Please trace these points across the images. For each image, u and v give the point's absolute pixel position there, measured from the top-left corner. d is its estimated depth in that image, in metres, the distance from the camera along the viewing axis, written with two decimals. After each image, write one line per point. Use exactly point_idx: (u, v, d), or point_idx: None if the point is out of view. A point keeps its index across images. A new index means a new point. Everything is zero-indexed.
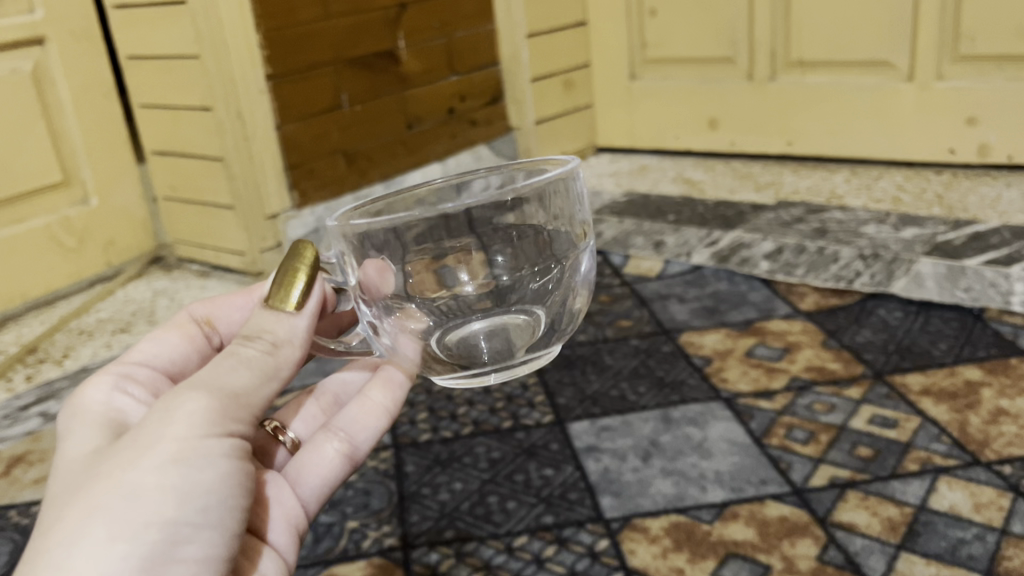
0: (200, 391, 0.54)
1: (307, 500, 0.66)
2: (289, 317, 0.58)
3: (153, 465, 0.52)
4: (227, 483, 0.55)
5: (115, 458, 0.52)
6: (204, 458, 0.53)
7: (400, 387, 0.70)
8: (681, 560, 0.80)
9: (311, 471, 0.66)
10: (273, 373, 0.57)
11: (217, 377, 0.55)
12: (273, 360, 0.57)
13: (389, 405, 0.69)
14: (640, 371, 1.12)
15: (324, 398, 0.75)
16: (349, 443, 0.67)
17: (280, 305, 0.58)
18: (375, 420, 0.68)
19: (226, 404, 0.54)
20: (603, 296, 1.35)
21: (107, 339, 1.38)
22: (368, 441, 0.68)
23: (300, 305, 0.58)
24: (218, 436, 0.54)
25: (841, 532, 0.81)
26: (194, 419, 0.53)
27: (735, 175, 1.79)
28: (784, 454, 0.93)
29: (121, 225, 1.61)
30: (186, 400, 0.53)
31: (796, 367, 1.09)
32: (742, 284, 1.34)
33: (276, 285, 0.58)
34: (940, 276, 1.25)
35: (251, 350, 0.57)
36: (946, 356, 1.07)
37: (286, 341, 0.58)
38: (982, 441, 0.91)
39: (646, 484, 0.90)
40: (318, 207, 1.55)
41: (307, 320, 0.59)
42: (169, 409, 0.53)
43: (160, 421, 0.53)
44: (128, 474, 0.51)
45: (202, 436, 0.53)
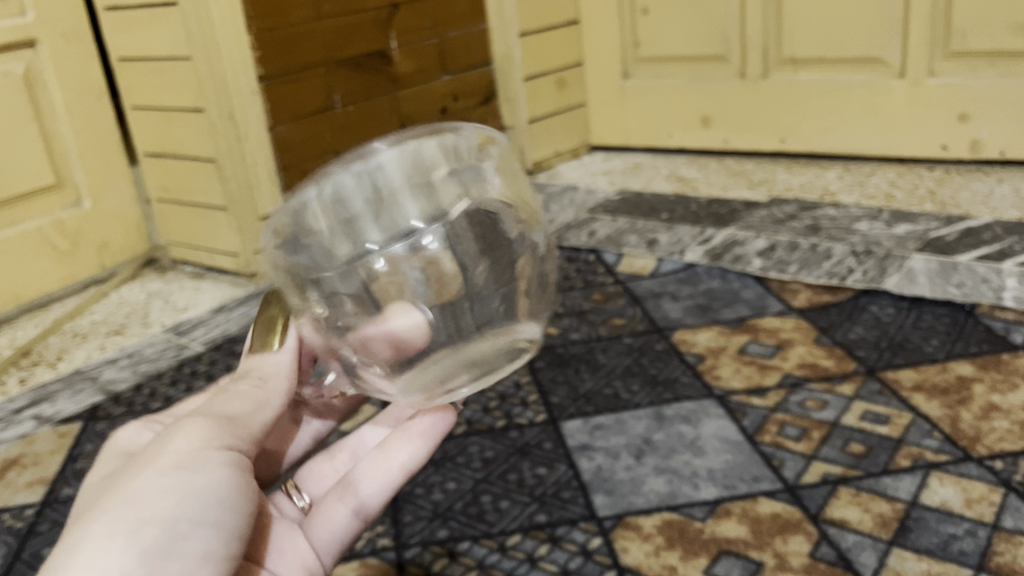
0: (200, 415, 0.56)
1: (318, 548, 0.64)
2: (273, 355, 0.61)
3: (152, 473, 0.52)
4: (231, 495, 0.54)
5: (121, 478, 0.53)
6: (204, 464, 0.53)
7: (423, 440, 0.65)
8: (674, 557, 0.80)
9: (322, 524, 0.64)
10: (264, 400, 0.59)
11: (215, 405, 0.57)
12: (268, 391, 0.59)
13: (406, 464, 0.65)
14: (633, 369, 1.12)
15: (340, 458, 0.73)
16: (358, 500, 0.64)
17: (264, 347, 0.61)
18: (387, 475, 0.64)
19: (224, 422, 0.56)
20: (597, 295, 1.35)
21: (100, 342, 1.38)
22: (383, 498, 0.64)
23: (281, 343, 0.61)
24: (217, 447, 0.54)
25: (833, 528, 0.82)
26: (192, 432, 0.54)
27: (728, 173, 1.79)
28: (776, 451, 0.93)
29: (114, 227, 1.61)
30: (185, 423, 0.55)
31: (789, 365, 1.09)
32: (735, 282, 1.34)
33: (261, 334, 0.62)
34: (932, 272, 1.25)
35: (244, 384, 0.59)
36: (938, 352, 1.08)
37: (274, 375, 0.60)
38: (974, 437, 0.91)
39: (639, 483, 0.91)
40: None
41: (289, 355, 0.61)
42: (171, 431, 0.55)
43: (161, 441, 0.55)
44: (130, 485, 0.51)
45: (202, 446, 0.54)
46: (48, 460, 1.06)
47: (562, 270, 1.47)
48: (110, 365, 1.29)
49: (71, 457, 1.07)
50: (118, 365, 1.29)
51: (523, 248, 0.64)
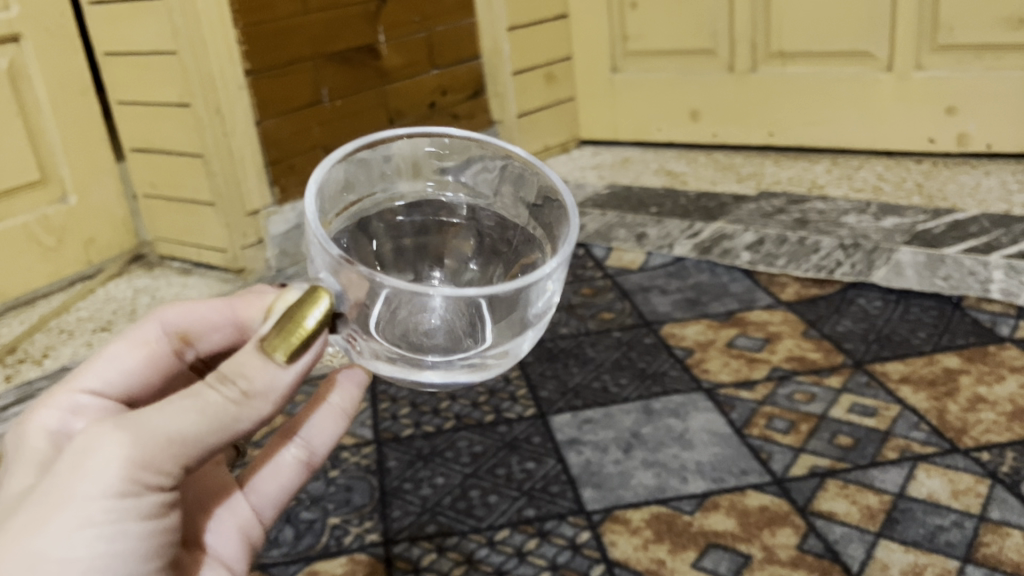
0: (123, 441, 0.46)
1: (261, 506, 0.63)
2: (275, 369, 0.48)
3: (54, 531, 0.45)
4: (142, 540, 0.49)
5: (20, 511, 0.46)
6: (113, 519, 0.47)
7: (356, 388, 0.64)
8: (662, 551, 0.80)
9: (266, 478, 0.63)
10: (231, 425, 0.48)
11: (149, 422, 0.47)
12: (241, 413, 0.48)
13: (344, 410, 0.63)
14: (622, 363, 1.12)
15: None
16: (302, 450, 0.63)
17: (270, 352, 0.48)
18: (330, 425, 0.63)
19: (150, 453, 0.46)
20: (586, 289, 1.35)
21: (87, 338, 1.37)
22: (326, 445, 0.63)
23: (290, 361, 0.48)
24: (133, 493, 0.47)
25: (821, 520, 0.82)
26: (108, 475, 0.46)
27: (716, 167, 1.79)
28: (765, 444, 0.93)
29: (101, 223, 1.60)
30: (102, 457, 0.46)
31: (777, 358, 1.09)
32: (724, 275, 1.34)
33: (276, 327, 0.48)
34: (919, 265, 1.25)
35: (213, 395, 0.48)
36: (925, 345, 1.08)
37: (260, 394, 0.48)
38: (960, 428, 0.92)
39: (627, 476, 0.91)
40: (300, 203, 1.55)
41: (293, 376, 0.49)
42: (83, 458, 0.46)
43: (71, 473, 0.46)
44: (26, 539, 0.45)
45: (115, 496, 0.46)
46: None
47: None
48: None
49: None
50: None
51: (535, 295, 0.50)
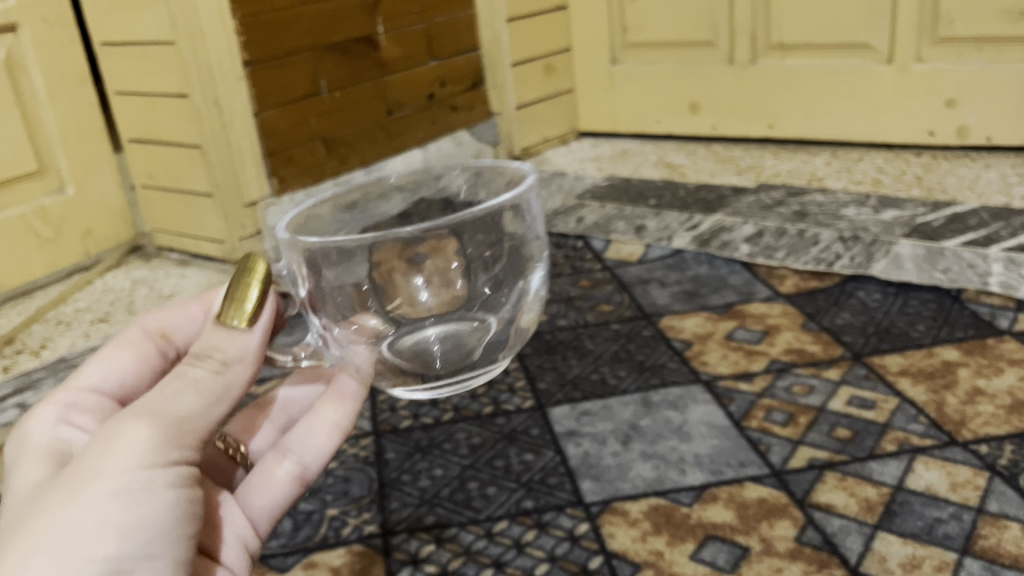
0: (146, 420, 0.51)
1: (257, 516, 0.65)
2: (240, 335, 0.54)
3: (88, 502, 0.49)
4: (166, 513, 0.53)
5: (54, 491, 0.50)
6: (141, 491, 0.50)
7: (352, 403, 0.68)
8: (660, 542, 0.80)
9: (262, 491, 0.65)
10: (225, 394, 0.54)
11: (161, 402, 0.52)
12: (225, 381, 0.54)
13: (339, 424, 0.68)
14: (620, 355, 1.12)
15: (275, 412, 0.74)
16: (297, 463, 0.67)
17: (229, 321, 0.54)
18: (324, 440, 0.67)
19: (168, 430, 0.51)
20: (584, 281, 1.34)
21: (85, 329, 1.37)
22: (318, 459, 0.67)
23: (251, 322, 0.53)
24: (158, 466, 0.51)
25: (819, 513, 0.82)
26: (134, 450, 0.50)
27: (716, 160, 1.78)
28: (763, 436, 0.93)
29: (99, 214, 1.59)
30: (131, 432, 0.50)
31: (776, 350, 1.09)
32: (722, 267, 1.33)
33: (227, 298, 0.54)
34: (918, 258, 1.25)
35: (200, 371, 0.53)
36: (924, 338, 1.08)
37: (237, 360, 0.54)
38: (959, 421, 0.92)
39: (625, 469, 0.91)
40: (298, 194, 1.55)
41: (259, 338, 0.54)
42: (113, 437, 0.51)
43: (98, 454, 0.50)
44: (64, 510, 0.49)
45: (141, 468, 0.50)
46: None
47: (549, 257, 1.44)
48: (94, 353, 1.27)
49: None
50: None
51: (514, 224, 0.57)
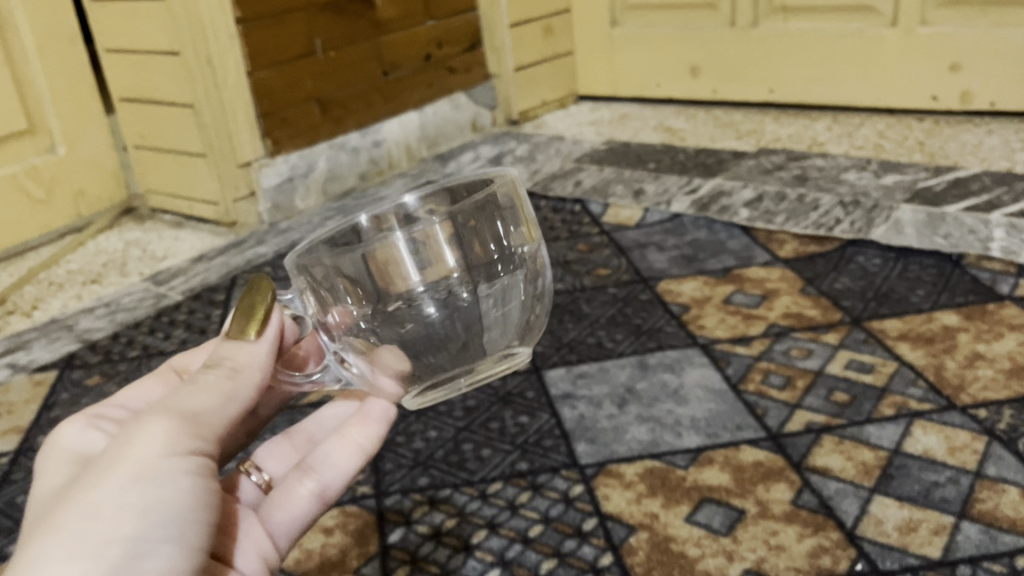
0: (163, 414, 0.49)
1: (276, 532, 0.59)
2: (250, 345, 0.53)
3: (112, 489, 0.46)
4: (196, 508, 0.49)
5: (73, 488, 0.47)
6: (168, 477, 0.47)
7: (380, 423, 0.63)
8: (655, 505, 0.80)
9: (283, 506, 0.60)
10: (238, 394, 0.52)
11: (178, 402, 0.50)
12: (238, 384, 0.52)
13: (367, 443, 0.62)
14: (617, 319, 1.11)
15: (298, 436, 0.69)
16: (322, 481, 0.61)
17: (240, 334, 0.53)
18: (347, 459, 0.61)
19: (186, 421, 0.49)
20: (582, 245, 1.32)
21: (77, 291, 1.36)
22: (342, 480, 0.61)
23: (260, 332, 0.53)
24: (181, 453, 0.48)
25: (816, 476, 0.81)
26: (156, 436, 0.47)
27: (715, 124, 1.76)
28: (760, 399, 0.93)
29: (91, 175, 1.57)
30: (149, 424, 0.48)
31: (774, 315, 1.08)
32: (722, 231, 1.32)
33: (236, 317, 0.54)
34: (919, 223, 1.24)
35: (211, 375, 0.52)
36: (924, 303, 1.07)
37: (248, 366, 0.53)
38: (958, 385, 0.91)
39: (621, 431, 0.90)
40: (292, 156, 1.53)
41: (267, 346, 0.54)
42: (130, 434, 0.48)
43: (118, 447, 0.47)
44: (87, 498, 0.45)
45: (165, 453, 0.47)
46: (23, 408, 1.04)
47: (546, 220, 1.42)
48: (86, 314, 1.26)
49: (47, 405, 1.04)
50: (94, 315, 1.25)
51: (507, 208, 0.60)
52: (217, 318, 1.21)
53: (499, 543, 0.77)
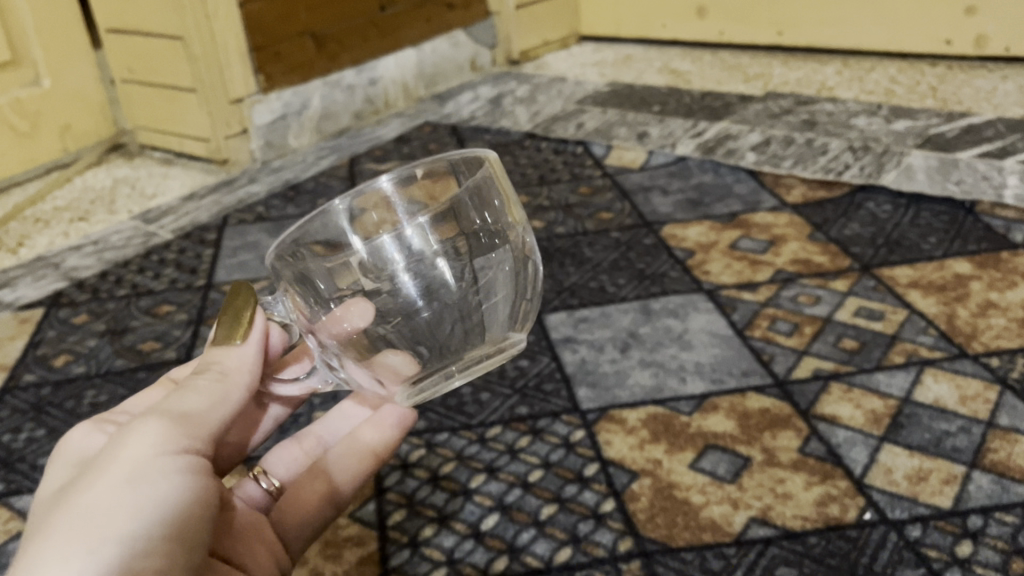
0: (152, 416, 0.49)
1: (287, 535, 0.59)
2: (237, 348, 0.54)
3: (103, 490, 0.46)
4: (193, 504, 0.48)
5: (68, 493, 0.47)
6: (159, 475, 0.47)
7: (395, 431, 0.62)
8: (659, 451, 0.78)
9: (292, 512, 0.60)
10: (229, 396, 0.52)
11: (168, 404, 0.50)
12: (228, 385, 0.52)
13: (376, 448, 0.61)
14: (620, 264, 1.08)
15: (307, 440, 0.68)
16: (330, 485, 0.61)
17: (227, 339, 0.54)
18: (359, 464, 0.61)
19: (177, 420, 0.49)
20: (584, 187, 1.29)
21: (64, 228, 1.32)
22: (352, 483, 0.61)
23: (246, 336, 0.53)
24: (172, 452, 0.48)
25: (824, 424, 0.79)
26: (145, 437, 0.48)
27: (722, 67, 1.71)
28: (767, 346, 0.90)
29: (77, 108, 1.52)
30: (138, 424, 0.48)
31: (781, 261, 1.05)
32: (728, 175, 1.28)
33: (223, 323, 0.54)
34: (931, 169, 1.21)
35: (201, 379, 0.52)
36: (935, 250, 1.04)
37: (237, 369, 0.53)
38: (970, 334, 0.89)
39: (623, 376, 0.88)
40: (286, 93, 1.48)
41: (254, 348, 0.54)
42: (120, 435, 0.48)
43: (109, 453, 0.48)
44: (80, 503, 0.45)
45: (154, 454, 0.47)
46: (7, 345, 1.01)
47: (547, 162, 1.38)
48: (73, 252, 1.22)
49: (33, 342, 1.01)
50: (82, 253, 1.22)
51: (491, 192, 0.54)
52: (209, 257, 1.18)
53: (498, 488, 0.75)
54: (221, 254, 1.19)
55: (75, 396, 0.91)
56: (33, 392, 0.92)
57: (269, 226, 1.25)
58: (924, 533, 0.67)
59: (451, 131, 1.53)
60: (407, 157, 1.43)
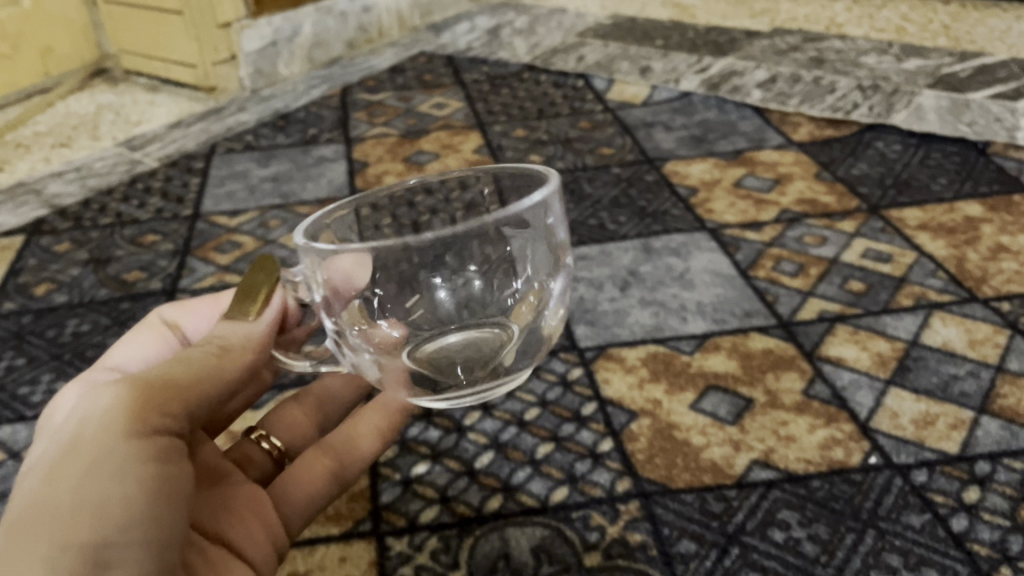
0: (121, 386, 0.46)
1: (286, 509, 0.58)
2: (247, 325, 0.53)
3: (63, 481, 0.43)
4: (161, 491, 0.46)
5: (32, 475, 0.45)
6: (124, 466, 0.44)
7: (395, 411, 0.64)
8: (658, 391, 0.76)
9: (296, 485, 0.59)
10: (223, 368, 0.50)
11: (144, 374, 0.48)
12: (224, 362, 0.51)
13: (382, 431, 0.64)
14: (621, 200, 1.05)
15: (306, 402, 0.68)
16: (337, 461, 0.61)
17: (240, 315, 0.54)
18: (364, 442, 0.63)
19: (149, 395, 0.47)
20: (584, 122, 1.25)
21: (46, 154, 1.27)
22: (358, 464, 0.62)
23: (259, 313, 0.54)
24: (138, 436, 0.45)
25: (829, 366, 0.77)
26: (104, 417, 0.45)
27: (728, 2, 1.66)
28: (771, 286, 0.88)
29: (60, 32, 1.48)
30: (104, 399, 0.46)
31: (787, 200, 1.02)
32: (733, 112, 1.24)
33: (239, 298, 0.55)
34: (942, 110, 1.17)
35: (198, 353, 0.51)
36: (946, 192, 1.01)
37: (240, 345, 0.52)
38: (980, 278, 0.86)
39: (623, 314, 0.85)
40: (276, 18, 1.44)
41: (264, 327, 0.54)
42: (85, 410, 0.46)
43: (68, 432, 0.45)
44: (39, 495, 0.43)
45: (117, 437, 0.45)
46: None
47: (547, 95, 1.34)
48: (55, 178, 1.18)
49: (13, 270, 0.98)
50: (64, 179, 1.18)
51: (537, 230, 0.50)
52: (196, 187, 1.14)
53: (494, 426, 0.73)
54: (208, 183, 1.15)
55: (57, 325, 0.88)
56: (13, 320, 0.89)
57: (258, 156, 1.21)
58: (930, 478, 0.66)
59: (447, 62, 1.48)
60: (402, 88, 1.39)
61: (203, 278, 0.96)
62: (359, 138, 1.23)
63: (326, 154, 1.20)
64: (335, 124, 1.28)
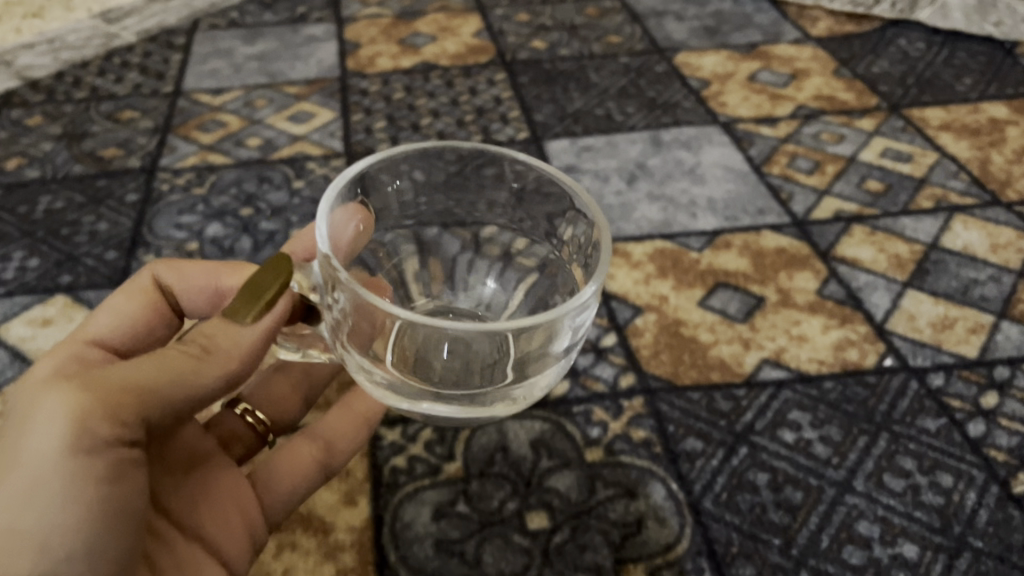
0: (72, 389, 0.40)
1: (267, 499, 0.52)
2: (241, 329, 0.45)
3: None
4: (107, 515, 0.40)
5: None
6: (66, 488, 0.39)
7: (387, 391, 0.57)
8: (666, 287, 0.72)
9: (279, 476, 0.53)
10: (199, 378, 0.43)
11: (103, 376, 0.41)
12: (201, 369, 0.43)
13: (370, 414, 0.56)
14: (629, 91, 0.99)
15: (292, 370, 0.60)
16: (323, 449, 0.54)
17: (232, 315, 0.45)
18: (351, 430, 0.55)
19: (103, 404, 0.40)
20: (591, 9, 1.18)
21: (16, 23, 1.19)
22: (347, 453, 0.55)
23: (256, 320, 0.44)
24: (87, 453, 0.39)
25: (844, 267, 0.73)
26: (50, 426, 0.39)
27: None
28: (785, 183, 0.84)
29: None
30: (50, 404, 0.39)
31: (804, 96, 0.97)
32: (748, 4, 1.17)
33: (242, 294, 0.45)
34: (968, 8, 1.11)
35: (172, 352, 0.43)
36: (970, 93, 0.96)
37: (226, 350, 0.44)
38: (1003, 181, 0.83)
39: (630, 209, 0.81)
40: None
41: (260, 334, 0.45)
42: (30, 413, 0.40)
43: (11, 441, 0.40)
44: None
45: (62, 451, 0.39)
46: None
47: None
48: (25, 49, 1.10)
49: None
50: (35, 51, 1.10)
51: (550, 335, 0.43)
52: (177, 63, 1.07)
53: None
54: (191, 60, 1.08)
55: (30, 202, 0.83)
56: None
57: (244, 34, 1.14)
58: (947, 382, 0.63)
59: None
60: None
61: (185, 157, 0.90)
62: (351, 18, 1.16)
63: (316, 34, 1.13)
64: (326, 3, 1.20)
